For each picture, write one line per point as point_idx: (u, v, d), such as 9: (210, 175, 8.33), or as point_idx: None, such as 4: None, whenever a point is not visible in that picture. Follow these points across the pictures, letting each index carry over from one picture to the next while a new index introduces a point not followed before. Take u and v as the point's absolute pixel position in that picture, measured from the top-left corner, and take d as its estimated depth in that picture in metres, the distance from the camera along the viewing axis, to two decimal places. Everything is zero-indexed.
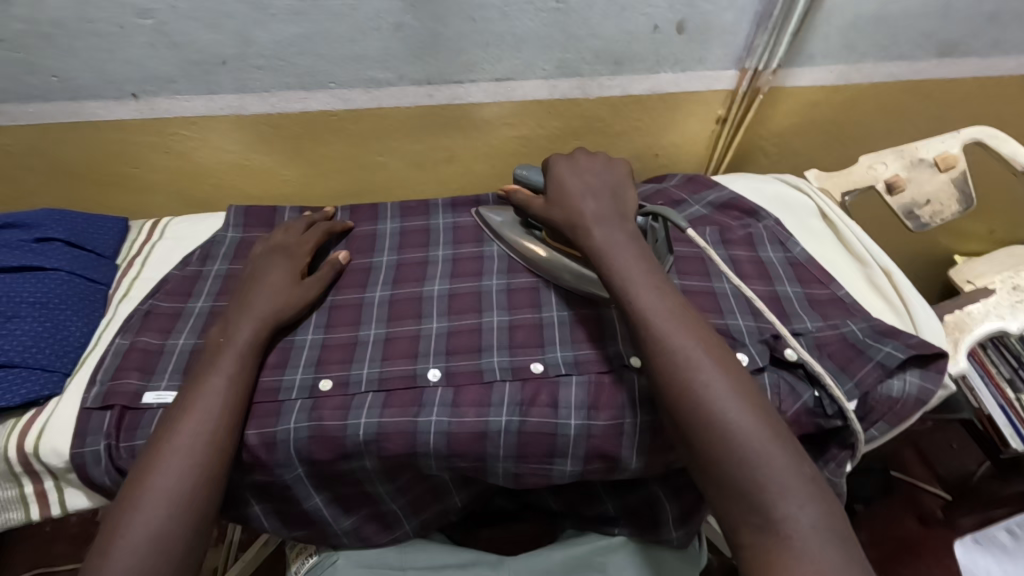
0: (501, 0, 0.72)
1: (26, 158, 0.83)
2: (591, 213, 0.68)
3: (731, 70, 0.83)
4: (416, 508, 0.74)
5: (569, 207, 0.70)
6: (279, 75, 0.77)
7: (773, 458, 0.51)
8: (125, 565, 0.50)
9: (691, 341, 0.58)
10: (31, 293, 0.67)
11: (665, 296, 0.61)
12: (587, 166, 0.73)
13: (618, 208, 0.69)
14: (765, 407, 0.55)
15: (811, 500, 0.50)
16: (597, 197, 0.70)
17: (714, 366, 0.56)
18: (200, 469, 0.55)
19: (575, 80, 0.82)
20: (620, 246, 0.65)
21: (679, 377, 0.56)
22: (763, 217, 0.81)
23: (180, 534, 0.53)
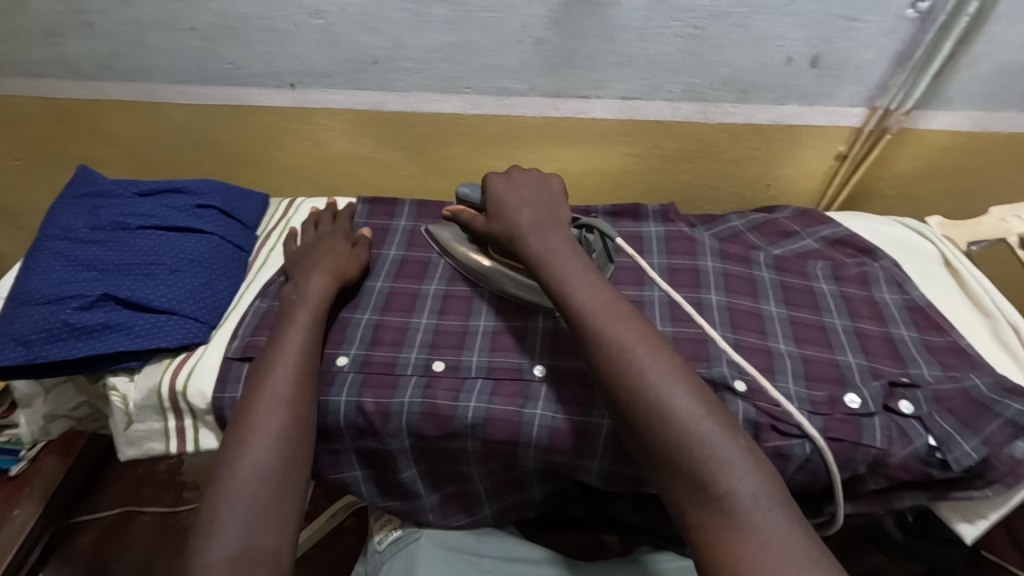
0: (641, 24, 0.75)
1: (188, 133, 0.93)
2: (528, 221, 0.68)
3: (859, 108, 0.83)
4: (499, 494, 0.75)
5: (505, 218, 0.70)
6: (421, 78, 0.83)
7: (709, 433, 0.52)
8: (243, 492, 0.55)
9: (626, 329, 0.58)
10: (189, 252, 0.75)
11: (598, 290, 0.62)
12: (523, 182, 0.73)
13: (551, 212, 0.70)
14: (700, 389, 0.55)
15: (751, 470, 0.51)
16: (530, 203, 0.71)
17: (647, 349, 0.57)
18: (290, 409, 0.60)
19: (700, 105, 0.84)
20: (553, 243, 0.66)
21: (614, 364, 0.56)
22: (881, 257, 0.80)
23: (276, 465, 0.57)
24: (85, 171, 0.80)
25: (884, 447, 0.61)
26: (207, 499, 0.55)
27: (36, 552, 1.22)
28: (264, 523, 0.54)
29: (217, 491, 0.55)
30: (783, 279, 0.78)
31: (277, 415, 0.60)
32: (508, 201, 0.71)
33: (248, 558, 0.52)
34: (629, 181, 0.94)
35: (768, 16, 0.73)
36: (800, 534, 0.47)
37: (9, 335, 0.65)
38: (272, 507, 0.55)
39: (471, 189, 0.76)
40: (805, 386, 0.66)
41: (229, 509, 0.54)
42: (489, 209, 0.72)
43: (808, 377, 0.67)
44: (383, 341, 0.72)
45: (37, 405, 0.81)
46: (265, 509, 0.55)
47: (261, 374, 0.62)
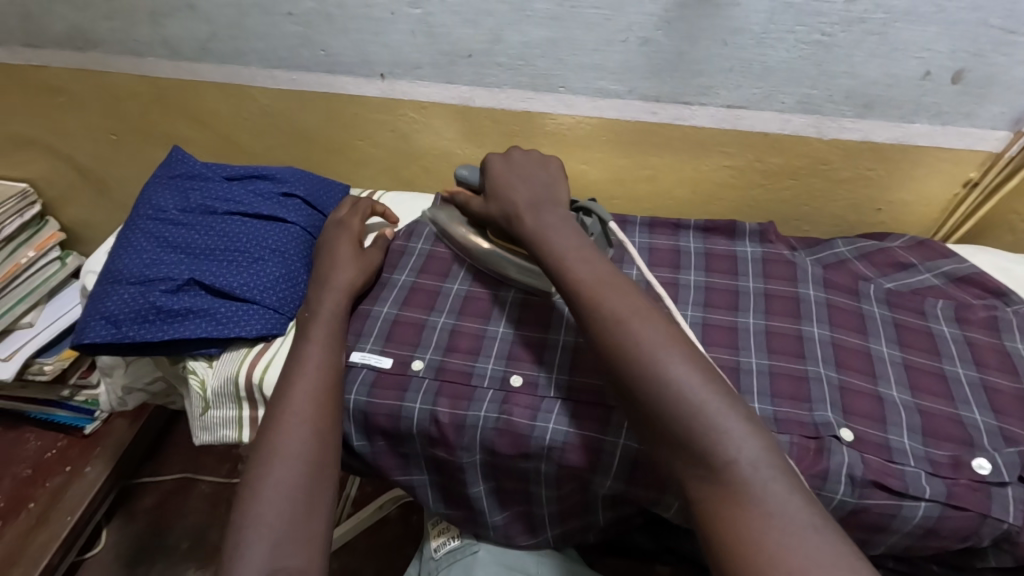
0: (759, 28, 0.70)
1: (274, 117, 0.93)
2: (523, 201, 0.67)
3: (1002, 131, 0.74)
4: (563, 518, 0.71)
5: (501, 198, 0.69)
6: (514, 74, 0.80)
7: (706, 402, 0.50)
8: (268, 509, 0.54)
9: (621, 299, 0.56)
10: (271, 240, 0.74)
11: (590, 263, 0.60)
12: (522, 162, 0.71)
13: (545, 188, 0.69)
14: (699, 356, 0.53)
15: (751, 438, 0.48)
16: (524, 182, 0.69)
17: (642, 319, 0.55)
18: (309, 429, 0.59)
19: (814, 118, 0.77)
20: (544, 217, 0.65)
21: (607, 335, 0.54)
22: (1014, 301, 0.71)
23: (299, 481, 0.56)
24: (178, 152, 0.80)
25: (1017, 523, 0.54)
26: (233, 524, 0.54)
27: (103, 508, 1.27)
28: (287, 544, 0.53)
29: (242, 516, 0.54)
30: (895, 316, 0.70)
31: (298, 434, 0.58)
32: (505, 183, 0.70)
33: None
34: (723, 195, 0.88)
35: (910, 24, 0.67)
36: (799, 502, 0.45)
37: (100, 313, 0.66)
38: (297, 531, 0.54)
39: (470, 171, 0.75)
40: (922, 443, 0.59)
41: (254, 536, 0.53)
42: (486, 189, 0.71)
43: (928, 432, 0.60)
44: (460, 348, 0.69)
45: (119, 374, 0.85)
46: (289, 533, 0.53)
47: (285, 390, 0.61)
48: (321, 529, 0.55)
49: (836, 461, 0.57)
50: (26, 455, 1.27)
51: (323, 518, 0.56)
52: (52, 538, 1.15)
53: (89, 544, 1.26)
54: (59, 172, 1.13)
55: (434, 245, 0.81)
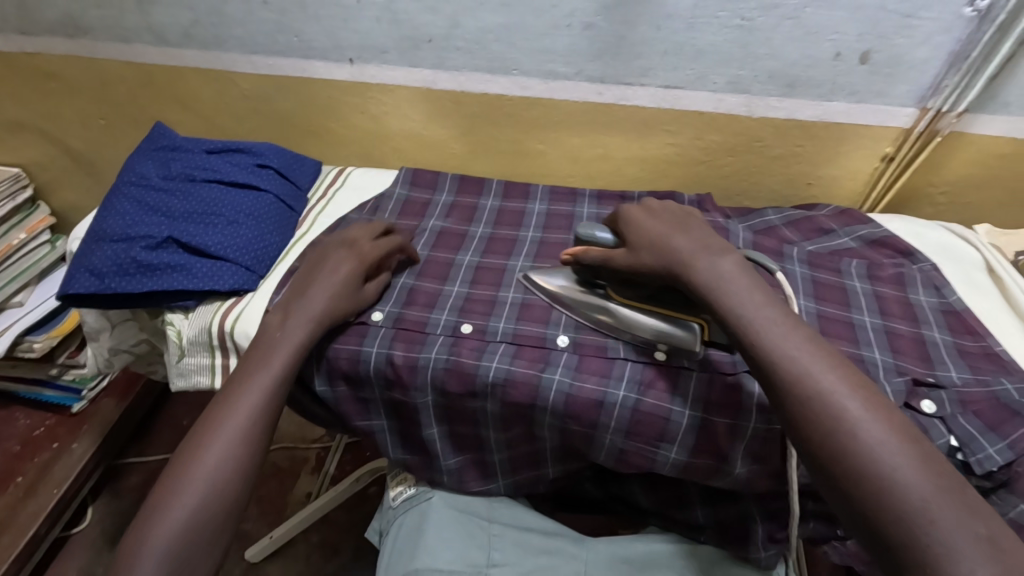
0: (688, 13, 0.77)
1: (255, 101, 1.00)
2: (688, 248, 0.64)
3: (909, 108, 0.82)
4: (515, 466, 0.78)
5: (652, 247, 0.65)
6: (473, 58, 0.87)
7: (937, 512, 0.46)
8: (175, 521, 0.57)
9: (833, 379, 0.53)
10: (245, 207, 0.81)
11: (790, 331, 0.57)
12: (662, 212, 0.70)
13: (696, 236, 0.66)
14: (925, 451, 0.49)
15: (988, 562, 0.43)
16: (674, 229, 0.67)
17: (862, 406, 0.51)
18: (250, 418, 0.63)
19: (744, 97, 0.85)
20: (730, 271, 0.62)
21: (818, 418, 0.52)
22: (919, 260, 0.79)
23: (216, 498, 0.59)
24: (160, 127, 0.87)
25: None
26: (161, 487, 0.60)
27: (90, 484, 1.32)
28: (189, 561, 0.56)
29: (173, 483, 0.59)
30: (814, 274, 0.77)
31: (221, 453, 0.61)
32: (651, 232, 0.67)
33: (185, 554, 0.56)
34: (669, 172, 0.95)
35: (819, 9, 0.74)
36: None
37: (86, 267, 0.72)
38: (218, 509, 0.59)
39: (596, 231, 0.71)
40: None
41: (179, 504, 0.58)
42: (631, 241, 0.67)
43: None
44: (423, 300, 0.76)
45: (105, 339, 0.89)
46: (210, 509, 0.58)
47: (242, 377, 0.65)
48: (221, 542, 0.59)
49: (747, 396, 0.64)
50: (16, 431, 1.32)
51: (223, 535, 0.59)
52: (39, 510, 1.20)
53: (76, 520, 1.31)
54: (51, 157, 1.20)
55: (399, 217, 0.88)
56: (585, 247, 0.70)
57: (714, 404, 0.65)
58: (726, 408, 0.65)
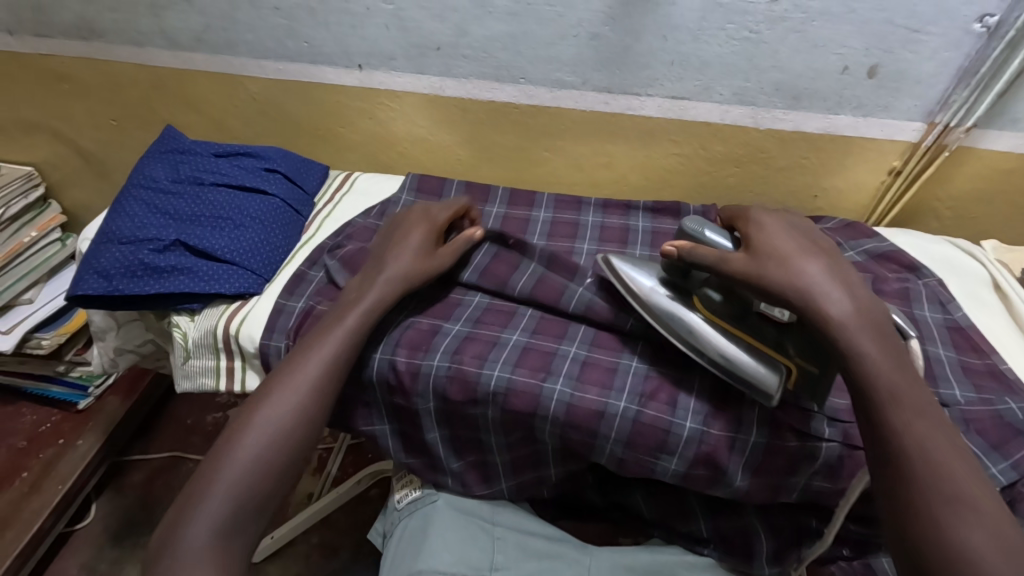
0: (695, 25, 0.78)
1: (264, 105, 1.01)
2: (820, 274, 0.57)
3: (917, 123, 0.82)
4: (515, 469, 0.77)
5: (785, 267, 0.58)
6: (479, 66, 0.88)
7: None
8: (237, 471, 0.57)
9: (951, 460, 0.49)
10: (254, 211, 0.82)
11: (932, 420, 0.51)
12: (792, 228, 0.63)
13: (837, 267, 0.59)
14: None
15: None
16: (813, 254, 0.60)
17: (973, 498, 0.47)
18: (338, 358, 0.64)
19: (750, 109, 0.84)
20: (880, 336, 0.54)
21: (922, 491, 0.47)
22: (925, 275, 0.79)
23: (279, 459, 0.59)
24: (171, 130, 0.88)
25: None
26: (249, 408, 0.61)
27: (93, 481, 1.32)
28: (243, 516, 0.56)
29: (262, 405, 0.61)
30: None
31: (288, 406, 0.61)
32: (784, 248, 0.60)
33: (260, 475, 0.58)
34: (674, 181, 0.95)
35: (826, 23, 0.74)
36: None
37: (94, 268, 0.73)
38: (286, 451, 0.59)
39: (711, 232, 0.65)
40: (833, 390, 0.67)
41: (263, 428, 0.59)
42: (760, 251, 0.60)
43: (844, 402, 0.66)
44: (495, 278, 0.78)
45: (110, 338, 0.90)
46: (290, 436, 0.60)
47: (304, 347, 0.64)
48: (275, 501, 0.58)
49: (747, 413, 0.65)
50: (23, 427, 1.33)
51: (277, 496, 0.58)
52: (44, 505, 1.21)
53: (79, 516, 1.32)
54: (62, 156, 1.21)
55: None
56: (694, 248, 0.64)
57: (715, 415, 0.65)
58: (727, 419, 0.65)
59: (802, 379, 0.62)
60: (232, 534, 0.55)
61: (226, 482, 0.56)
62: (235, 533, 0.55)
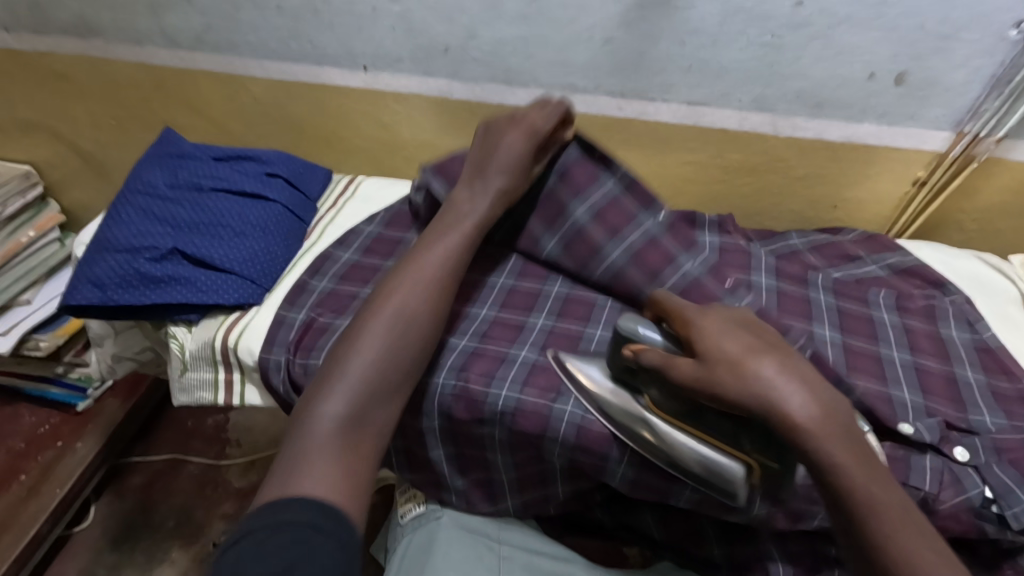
0: (714, 29, 0.74)
1: (266, 107, 0.98)
2: (773, 377, 0.51)
3: (945, 132, 0.78)
4: (522, 486, 0.73)
5: (738, 377, 0.51)
6: (488, 69, 0.85)
7: None
8: (366, 367, 0.57)
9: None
10: (254, 218, 0.79)
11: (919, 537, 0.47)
12: (729, 321, 0.57)
13: (789, 363, 0.53)
14: None
15: None
16: (759, 352, 0.54)
17: None
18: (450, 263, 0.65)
19: (769, 116, 0.81)
20: (860, 464, 0.49)
21: None
22: (950, 291, 0.76)
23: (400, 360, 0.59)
24: (170, 133, 0.86)
25: (933, 491, 0.57)
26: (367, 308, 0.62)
27: (92, 485, 1.29)
28: (372, 405, 0.56)
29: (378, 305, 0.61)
30: (840, 304, 0.73)
31: (407, 307, 0.61)
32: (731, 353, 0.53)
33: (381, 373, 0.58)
34: (688, 189, 0.92)
35: (852, 28, 0.71)
36: None
37: (88, 278, 0.71)
38: (406, 353, 0.60)
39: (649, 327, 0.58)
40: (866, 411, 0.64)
41: (380, 328, 0.60)
42: (707, 358, 0.53)
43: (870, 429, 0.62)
44: (572, 183, 0.74)
45: (108, 344, 0.88)
46: (409, 338, 0.60)
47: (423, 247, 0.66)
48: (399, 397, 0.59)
49: None
50: (20, 430, 1.30)
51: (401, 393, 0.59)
52: (41, 510, 1.17)
53: (78, 519, 1.29)
54: (61, 156, 1.19)
55: None
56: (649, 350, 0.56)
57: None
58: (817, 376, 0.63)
59: (766, 476, 0.56)
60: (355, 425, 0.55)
61: (351, 376, 0.57)
62: (360, 425, 0.55)
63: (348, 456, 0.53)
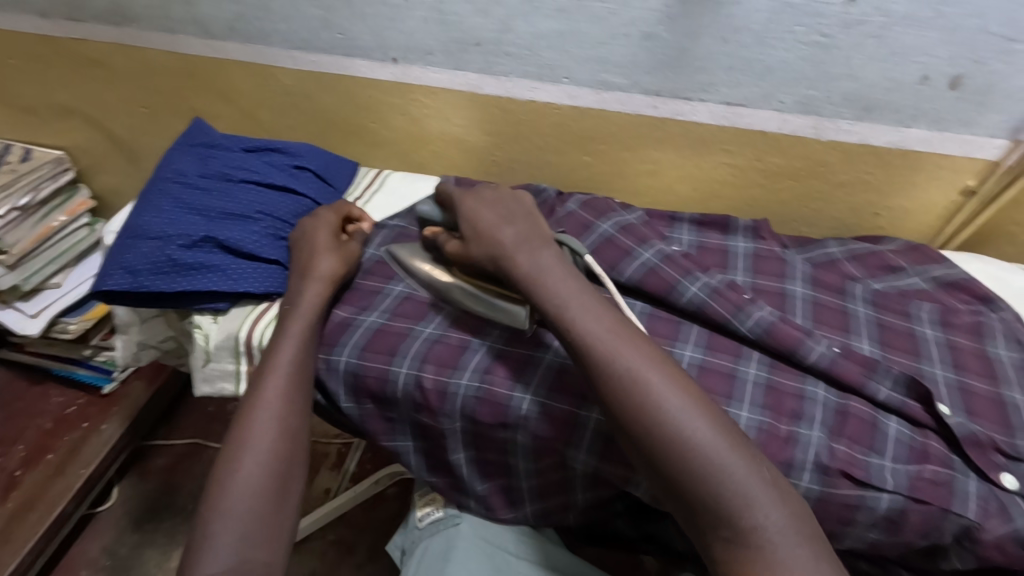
0: (760, 26, 0.71)
1: (295, 98, 0.97)
2: (510, 241, 0.62)
3: (1000, 140, 0.75)
4: (542, 497, 0.72)
5: (485, 239, 0.63)
6: (521, 64, 0.83)
7: (730, 465, 0.49)
8: (241, 499, 0.56)
9: (641, 359, 0.54)
10: (285, 210, 0.79)
11: (626, 337, 0.56)
12: (489, 197, 0.68)
13: (522, 224, 0.64)
14: (713, 412, 0.52)
15: (775, 503, 0.48)
16: (504, 219, 0.65)
17: (666, 382, 0.53)
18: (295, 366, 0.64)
19: (813, 119, 0.78)
20: (591, 308, 0.57)
21: (624, 394, 0.53)
22: (1000, 308, 0.72)
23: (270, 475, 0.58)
24: (200, 124, 0.86)
25: (977, 519, 0.55)
26: (225, 451, 0.59)
27: (116, 465, 1.31)
28: (255, 536, 0.55)
29: (242, 432, 0.60)
30: (879, 316, 0.71)
31: (264, 415, 0.61)
32: (486, 222, 0.65)
33: (261, 489, 0.57)
34: (722, 193, 0.89)
35: (908, 28, 0.68)
36: (808, 555, 0.46)
37: (120, 264, 0.71)
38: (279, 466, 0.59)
39: (431, 209, 0.72)
40: (909, 429, 0.61)
41: (251, 450, 0.59)
42: (467, 230, 0.65)
43: (911, 450, 0.59)
44: (593, 204, 0.82)
45: (133, 332, 0.87)
46: (277, 457, 0.59)
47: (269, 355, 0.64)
48: (286, 509, 0.58)
49: (801, 455, 0.58)
50: (48, 409, 1.32)
51: (285, 510, 0.58)
52: (67, 489, 1.19)
53: (101, 499, 1.31)
54: (94, 141, 1.20)
55: None
56: (439, 229, 0.69)
57: (841, 433, 0.60)
58: (859, 364, 0.64)
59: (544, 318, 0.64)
60: (251, 549, 0.54)
61: (226, 520, 0.55)
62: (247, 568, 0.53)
63: None
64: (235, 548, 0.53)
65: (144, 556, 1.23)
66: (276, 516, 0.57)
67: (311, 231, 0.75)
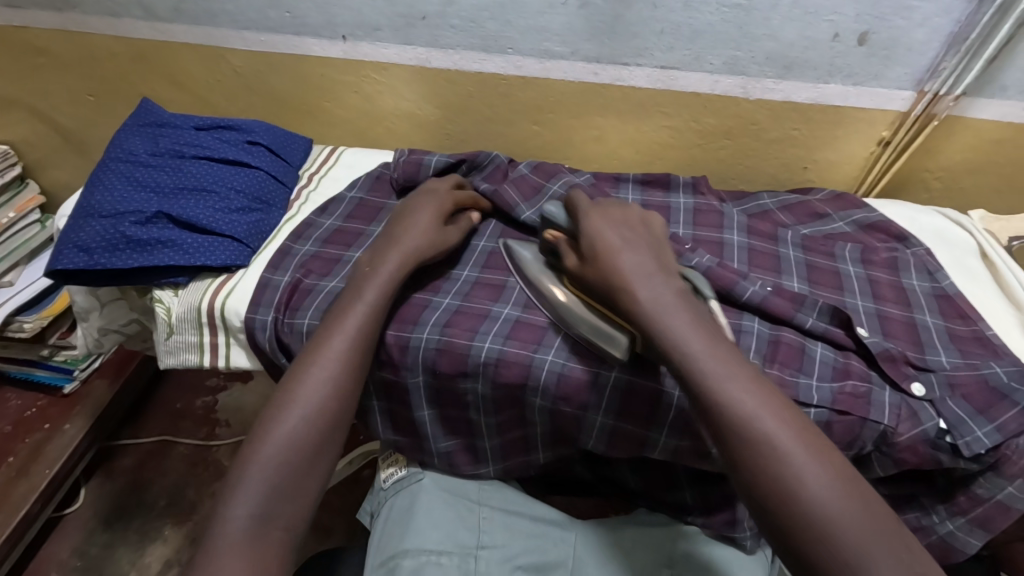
0: None
1: (248, 80, 0.98)
2: (631, 267, 0.63)
3: (908, 91, 0.82)
4: (505, 453, 0.76)
5: (605, 263, 0.64)
6: (467, 37, 0.86)
7: (865, 552, 0.47)
8: (276, 451, 0.57)
9: (778, 425, 0.53)
10: (239, 183, 0.81)
11: (764, 397, 0.55)
12: (618, 219, 0.69)
13: (651, 257, 0.65)
14: (852, 488, 0.50)
15: None
16: (628, 245, 0.65)
17: (804, 453, 0.51)
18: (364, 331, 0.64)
19: (740, 79, 0.84)
20: (713, 351, 0.57)
21: (757, 460, 0.51)
22: (913, 245, 0.79)
23: (311, 433, 0.59)
24: (147, 103, 0.86)
25: (891, 424, 0.61)
26: (271, 405, 0.60)
27: (83, 465, 1.29)
28: (285, 491, 0.56)
29: (293, 388, 0.60)
30: (808, 258, 0.77)
31: (319, 377, 0.61)
32: (607, 242, 0.66)
33: (300, 445, 0.58)
34: (665, 154, 0.95)
35: None
36: None
37: (72, 242, 0.71)
38: (326, 426, 0.60)
39: (558, 211, 0.72)
40: (832, 352, 0.67)
41: (303, 408, 0.59)
42: (586, 250, 0.66)
43: (835, 369, 0.65)
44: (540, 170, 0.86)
45: (93, 318, 0.87)
46: (320, 421, 0.60)
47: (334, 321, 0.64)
48: (320, 468, 0.59)
49: None
50: (6, 412, 1.30)
51: (319, 466, 0.59)
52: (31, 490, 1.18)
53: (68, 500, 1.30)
54: (41, 134, 1.18)
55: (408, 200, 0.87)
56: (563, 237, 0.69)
57: (773, 359, 0.65)
58: (789, 299, 0.70)
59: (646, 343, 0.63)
60: (275, 502, 0.55)
61: (262, 470, 0.56)
62: (271, 519, 0.54)
63: (257, 547, 0.52)
64: (263, 497, 0.55)
65: (117, 552, 1.22)
66: (308, 475, 0.58)
67: (417, 208, 0.77)
